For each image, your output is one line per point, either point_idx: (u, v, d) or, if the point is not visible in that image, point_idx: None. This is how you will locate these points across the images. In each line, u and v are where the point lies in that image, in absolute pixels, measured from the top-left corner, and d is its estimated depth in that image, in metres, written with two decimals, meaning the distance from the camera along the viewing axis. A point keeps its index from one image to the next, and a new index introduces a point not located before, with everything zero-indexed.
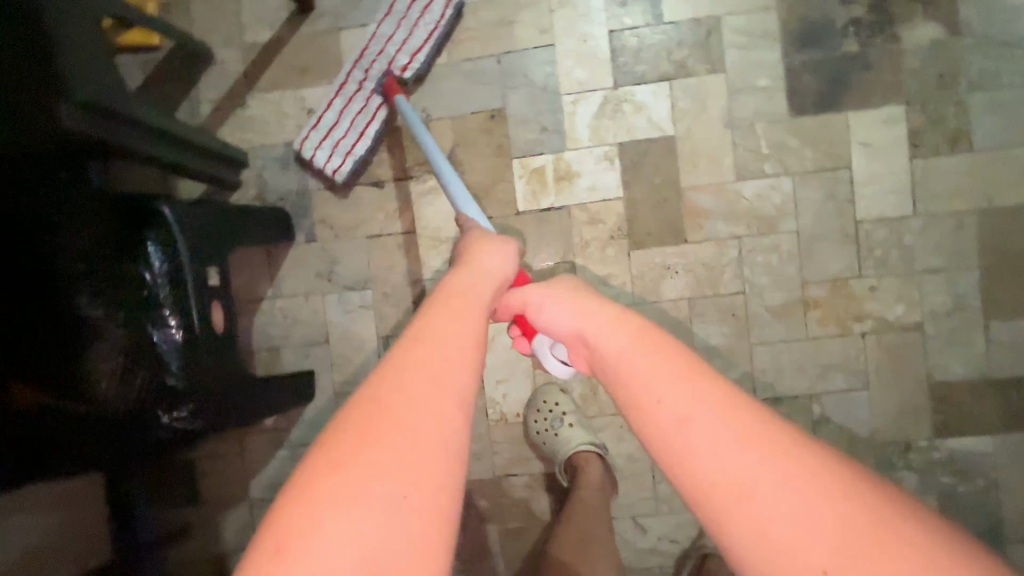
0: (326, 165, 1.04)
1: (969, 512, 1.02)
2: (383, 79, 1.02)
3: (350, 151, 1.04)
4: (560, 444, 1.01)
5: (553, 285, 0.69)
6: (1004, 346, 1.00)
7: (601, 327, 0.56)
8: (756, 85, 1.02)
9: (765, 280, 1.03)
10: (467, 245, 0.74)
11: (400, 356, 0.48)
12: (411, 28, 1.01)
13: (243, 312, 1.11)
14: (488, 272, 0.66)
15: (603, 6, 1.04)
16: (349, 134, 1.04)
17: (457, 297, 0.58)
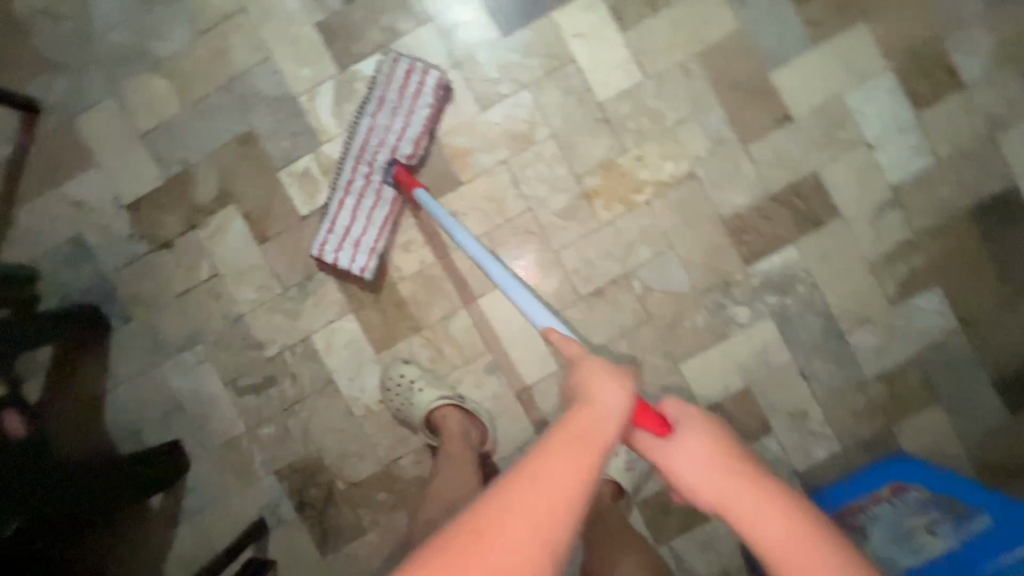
0: (353, 265, 1.04)
1: (806, 320, 1.08)
2: (392, 170, 1.01)
3: (372, 247, 1.04)
4: (415, 410, 1.04)
5: (696, 428, 0.56)
6: (770, 163, 1.06)
7: (767, 522, 0.48)
8: (461, 20, 1.07)
9: (543, 190, 1.08)
10: (584, 368, 0.57)
11: (497, 518, 0.44)
12: (406, 116, 1.02)
13: (90, 413, 1.11)
14: (609, 410, 0.52)
15: (301, 3, 1.08)
16: (369, 231, 1.04)
17: (576, 454, 0.47)
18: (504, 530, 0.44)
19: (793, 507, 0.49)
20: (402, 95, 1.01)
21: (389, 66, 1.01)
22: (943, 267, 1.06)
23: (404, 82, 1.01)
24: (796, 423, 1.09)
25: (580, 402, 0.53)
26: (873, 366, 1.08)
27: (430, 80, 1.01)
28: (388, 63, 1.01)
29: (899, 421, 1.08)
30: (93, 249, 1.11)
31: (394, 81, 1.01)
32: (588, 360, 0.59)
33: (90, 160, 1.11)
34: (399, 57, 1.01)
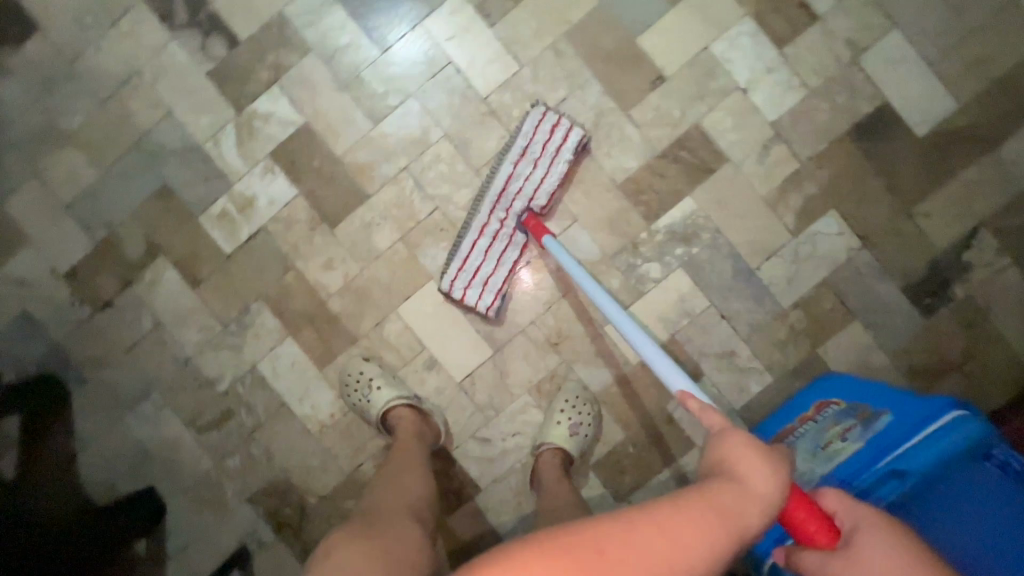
0: (478, 302, 1.10)
1: (716, 264, 1.13)
2: (523, 218, 1.06)
3: (499, 288, 1.10)
4: (370, 407, 1.10)
5: (874, 543, 0.57)
6: (653, 123, 1.12)
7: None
8: (341, 44, 1.13)
9: (447, 188, 1.14)
10: (732, 439, 0.56)
11: (621, 545, 0.46)
12: (547, 168, 1.06)
13: (65, 474, 1.18)
14: (761, 494, 0.52)
15: (189, 57, 1.14)
16: (497, 273, 1.09)
17: (713, 527, 0.48)
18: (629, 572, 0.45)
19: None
20: (543, 149, 1.06)
21: (536, 117, 1.05)
22: (832, 193, 1.12)
23: (545, 137, 1.05)
24: (727, 363, 1.14)
25: (728, 468, 0.53)
26: (788, 296, 1.13)
27: (572, 136, 1.05)
28: (533, 114, 1.04)
29: (823, 343, 1.13)
30: (40, 321, 1.18)
31: (536, 133, 1.05)
32: (738, 434, 0.56)
33: (20, 239, 1.17)
34: (545, 112, 1.05)
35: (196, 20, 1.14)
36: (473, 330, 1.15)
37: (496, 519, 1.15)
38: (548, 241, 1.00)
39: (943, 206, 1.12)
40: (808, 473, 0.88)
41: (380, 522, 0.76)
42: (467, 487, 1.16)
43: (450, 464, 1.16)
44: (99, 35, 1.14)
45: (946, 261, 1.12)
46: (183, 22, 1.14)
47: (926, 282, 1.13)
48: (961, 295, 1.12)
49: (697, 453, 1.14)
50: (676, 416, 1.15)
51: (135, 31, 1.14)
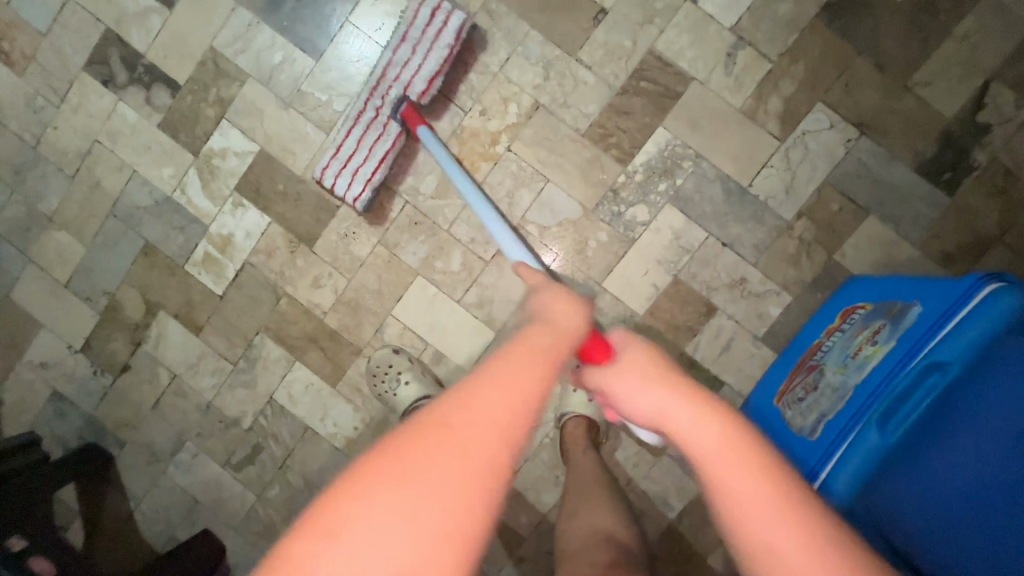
0: (348, 193, 1.04)
1: (705, 191, 1.06)
2: (401, 107, 1.01)
3: (369, 179, 1.03)
4: (399, 401, 1.09)
5: (634, 346, 0.58)
6: (604, 61, 1.06)
7: (671, 408, 0.48)
8: (276, 63, 1.12)
9: (411, 180, 1.11)
10: (547, 297, 0.61)
11: (462, 402, 0.43)
12: (427, 53, 0.99)
13: (128, 533, 1.24)
14: (567, 327, 0.55)
15: (138, 113, 1.16)
16: (369, 162, 1.03)
17: (532, 362, 0.47)
18: (468, 425, 0.42)
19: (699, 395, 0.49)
20: (425, 32, 0.98)
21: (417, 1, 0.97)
22: (815, 85, 1.03)
23: (425, 20, 0.98)
24: (740, 292, 1.07)
25: (541, 316, 0.56)
26: (790, 207, 1.05)
27: (455, 20, 0.97)
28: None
29: (839, 248, 1.05)
30: (71, 398, 1.23)
31: (416, 16, 0.97)
32: (553, 291, 0.63)
33: (34, 325, 1.22)
34: None
35: (136, 76, 1.15)
36: (471, 316, 1.13)
37: (536, 497, 1.14)
38: (422, 131, 0.98)
39: (943, 69, 1.01)
40: (841, 387, 0.81)
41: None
42: None
43: None
44: (53, 115, 1.17)
45: (959, 128, 1.02)
46: (124, 81, 1.15)
47: (941, 156, 1.02)
48: (985, 161, 1.01)
49: (727, 390, 1.08)
50: (699, 359, 1.09)
51: (83, 101, 1.16)
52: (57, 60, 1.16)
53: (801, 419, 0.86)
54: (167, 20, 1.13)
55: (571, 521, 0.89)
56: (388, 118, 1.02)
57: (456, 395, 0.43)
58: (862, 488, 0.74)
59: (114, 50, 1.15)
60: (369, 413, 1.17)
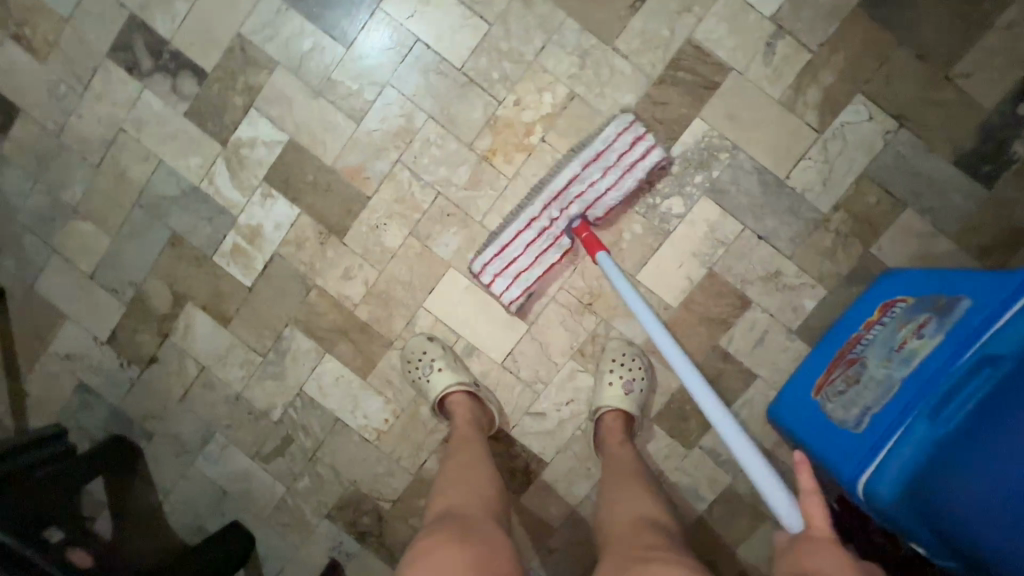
0: (503, 294, 1.05)
1: (741, 183, 1.05)
2: (576, 224, 1.01)
3: (527, 284, 1.05)
4: (430, 388, 1.09)
5: None
6: (641, 50, 1.04)
7: None
8: (305, 50, 1.10)
9: (444, 170, 1.10)
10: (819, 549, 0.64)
11: None
12: (613, 177, 0.99)
13: (156, 523, 1.24)
14: None
15: (164, 101, 1.14)
16: (531, 270, 1.04)
17: None
18: None
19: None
20: (614, 156, 0.99)
21: (619, 125, 0.99)
22: (853, 76, 1.02)
23: (624, 149, 0.99)
24: (775, 284, 1.07)
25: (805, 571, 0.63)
26: (827, 200, 1.04)
27: (653, 155, 0.98)
28: (616, 121, 0.98)
29: (875, 240, 1.04)
30: (98, 390, 1.22)
31: (615, 142, 0.98)
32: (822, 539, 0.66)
33: (59, 316, 1.21)
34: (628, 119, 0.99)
35: (161, 62, 1.13)
36: (503, 309, 1.12)
37: (568, 488, 1.15)
38: (601, 257, 0.96)
39: (984, 61, 1.00)
40: (886, 380, 0.82)
41: (460, 526, 0.76)
42: (533, 465, 1.15)
43: (511, 446, 1.15)
44: (76, 102, 1.15)
45: (998, 120, 1.01)
46: (149, 68, 1.13)
47: (980, 149, 1.02)
48: None
49: (760, 383, 1.09)
50: (732, 352, 1.09)
51: (107, 88, 1.14)
52: (79, 46, 1.13)
53: (843, 412, 0.86)
54: (193, 6, 1.11)
55: (609, 509, 0.88)
56: (561, 232, 1.02)
57: None
58: (913, 480, 0.74)
59: (138, 36, 1.12)
60: (400, 405, 1.17)
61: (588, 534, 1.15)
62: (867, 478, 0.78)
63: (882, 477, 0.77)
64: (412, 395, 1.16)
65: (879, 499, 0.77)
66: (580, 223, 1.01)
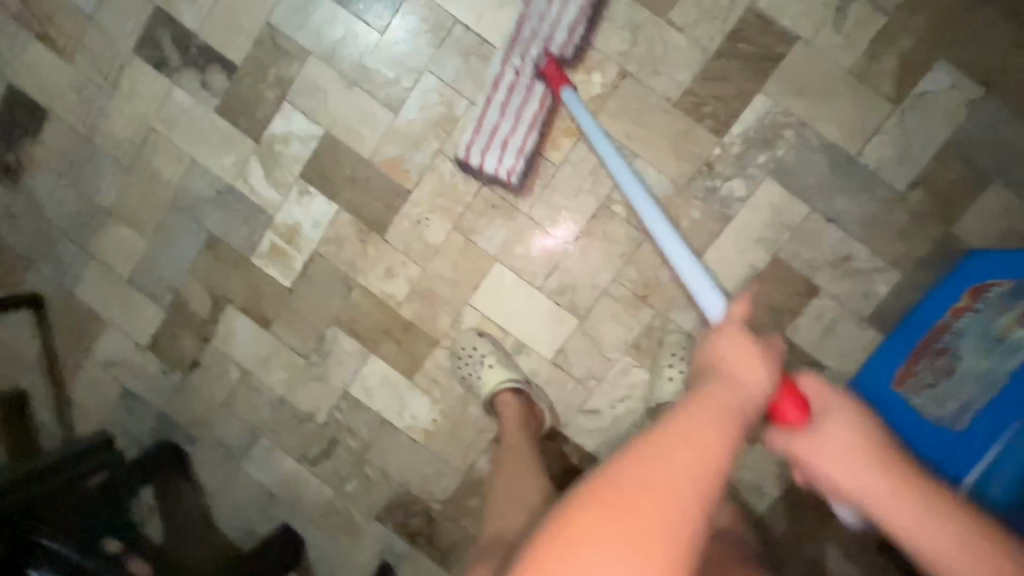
0: (500, 168, 1.02)
1: (808, 162, 0.98)
2: (541, 64, 0.98)
3: (518, 148, 1.01)
4: (481, 385, 1.05)
5: (841, 419, 0.57)
6: (698, 22, 0.97)
7: (879, 491, 0.53)
8: (338, 37, 1.04)
9: (488, 160, 1.04)
10: (721, 340, 0.59)
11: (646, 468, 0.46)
12: (561, 6, 0.97)
13: (205, 528, 1.23)
14: (747, 383, 0.54)
15: (194, 98, 1.09)
16: (517, 130, 1.01)
17: (717, 424, 0.49)
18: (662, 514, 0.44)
19: (889, 468, 0.54)
20: None
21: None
22: (934, 40, 0.93)
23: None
24: (845, 270, 1.00)
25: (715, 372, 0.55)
26: (903, 177, 0.97)
27: None
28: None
29: (957, 219, 0.97)
30: (141, 395, 1.21)
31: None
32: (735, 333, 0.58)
33: (99, 322, 1.19)
34: None
35: (189, 57, 1.08)
36: (553, 303, 1.07)
37: None
38: (565, 93, 0.93)
39: None
40: (988, 373, 0.76)
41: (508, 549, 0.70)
42: (588, 464, 1.11)
43: (564, 445, 1.11)
44: (105, 103, 1.11)
45: None
46: (177, 63, 1.09)
47: None
48: None
49: (829, 374, 1.02)
50: (798, 343, 1.02)
51: (135, 87, 1.10)
52: (105, 44, 1.09)
53: (935, 408, 0.81)
54: None
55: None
56: (532, 81, 0.99)
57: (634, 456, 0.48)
58: None
59: (165, 30, 1.08)
60: (447, 405, 1.13)
61: None
62: (976, 478, 0.73)
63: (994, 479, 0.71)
64: (460, 394, 1.13)
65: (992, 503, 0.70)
66: (545, 61, 0.98)
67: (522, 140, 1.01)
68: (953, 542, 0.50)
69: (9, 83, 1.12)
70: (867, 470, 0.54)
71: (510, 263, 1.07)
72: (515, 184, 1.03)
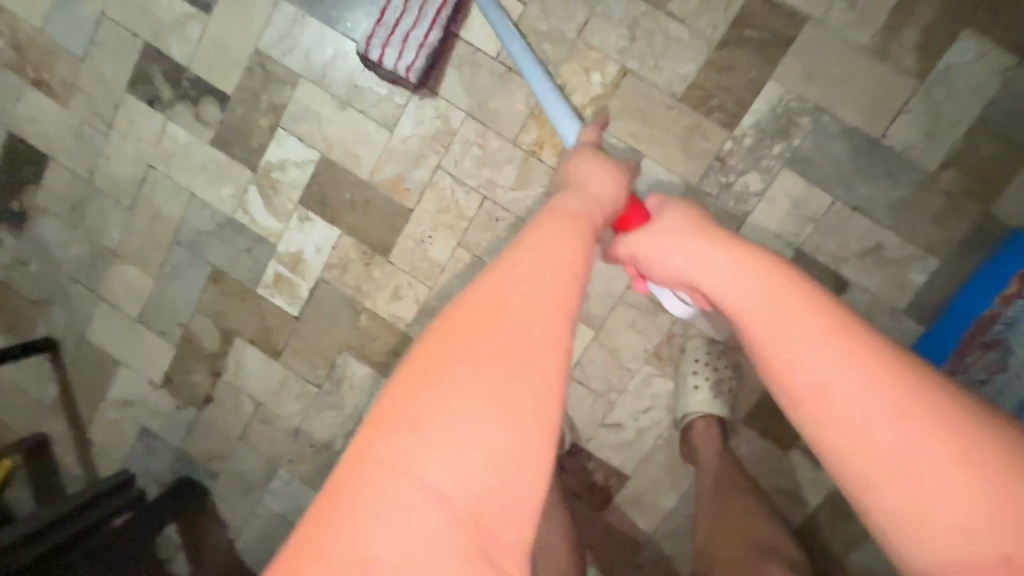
0: (399, 63, 0.93)
1: (827, 149, 0.92)
2: None
3: (422, 46, 0.93)
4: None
5: (672, 216, 0.62)
6: (699, 11, 0.92)
7: (709, 257, 0.53)
8: (327, 58, 1.02)
9: (489, 172, 1.01)
10: (582, 161, 0.70)
11: (503, 283, 0.44)
12: None
13: (231, 564, 1.22)
14: (599, 196, 0.63)
15: (189, 132, 1.08)
16: (422, 27, 0.93)
17: (569, 231, 0.51)
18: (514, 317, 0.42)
19: (720, 242, 0.54)
20: None
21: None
22: (958, 8, 0.87)
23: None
24: (876, 261, 0.94)
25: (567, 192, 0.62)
26: (933, 157, 0.90)
27: None
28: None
29: (997, 198, 0.90)
30: (159, 433, 1.20)
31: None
32: (590, 158, 0.70)
33: (113, 364, 1.19)
34: None
35: (181, 91, 1.07)
36: None
37: (653, 501, 1.06)
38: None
39: None
40: None
41: None
42: (614, 478, 1.07)
43: (588, 461, 1.07)
44: (102, 143, 1.11)
45: None
46: (170, 98, 1.08)
47: None
48: None
49: None
50: None
51: (131, 125, 1.10)
52: (99, 85, 1.09)
53: (988, 406, 0.78)
54: (207, 27, 1.04)
55: (706, 529, 0.82)
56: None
57: (495, 273, 0.45)
58: None
59: (155, 66, 1.07)
60: None
61: (681, 550, 1.07)
62: None
63: None
64: None
65: None
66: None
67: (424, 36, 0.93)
68: (771, 286, 0.47)
69: (9, 132, 1.13)
70: (701, 248, 0.55)
71: None
72: (415, 83, 0.95)
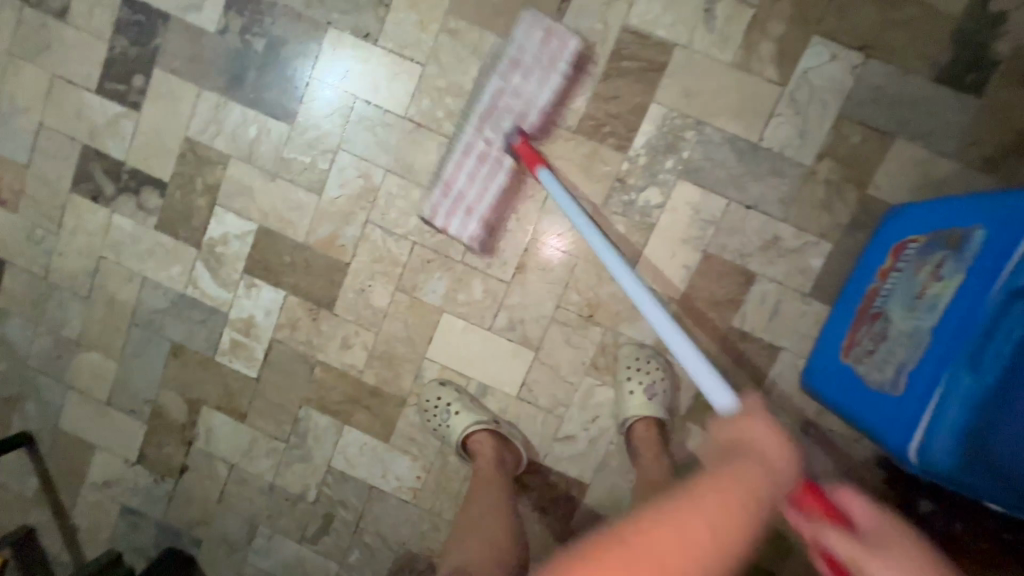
0: (463, 233, 1.00)
1: (715, 157, 1.01)
2: (514, 140, 0.96)
3: (482, 216, 0.99)
4: (451, 433, 1.06)
5: (877, 512, 0.54)
6: (579, 51, 1.01)
7: None
8: (252, 136, 1.10)
9: (414, 219, 1.08)
10: (748, 423, 0.61)
11: (657, 548, 0.45)
12: (547, 84, 0.95)
13: None
14: (780, 473, 0.55)
15: (133, 220, 1.15)
16: (483, 199, 0.99)
17: (737, 506, 0.49)
18: None
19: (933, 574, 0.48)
20: (529, 56, 0.95)
21: (530, 24, 0.94)
22: (806, 18, 0.96)
23: (540, 47, 0.95)
24: (776, 251, 1.01)
25: (745, 454, 0.56)
26: (809, 151, 0.99)
27: (570, 45, 0.94)
28: (524, 22, 0.94)
29: (870, 181, 0.98)
30: (141, 509, 1.24)
31: (529, 43, 0.94)
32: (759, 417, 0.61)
33: (89, 447, 1.23)
34: (546, 21, 0.95)
35: (122, 184, 1.15)
36: (506, 340, 1.10)
37: (615, 505, 1.11)
38: (541, 174, 0.91)
39: None
40: (915, 332, 0.75)
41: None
42: (575, 489, 1.12)
43: (548, 476, 1.12)
44: (54, 241, 1.18)
45: (972, 24, 0.94)
46: (113, 192, 1.15)
47: (958, 58, 0.95)
48: (1010, 52, 0.94)
49: (786, 355, 1.03)
50: (749, 331, 1.03)
51: (79, 221, 1.17)
52: (45, 187, 1.16)
53: (878, 374, 0.80)
54: (139, 122, 1.12)
55: None
56: (494, 149, 0.97)
57: (651, 525, 0.47)
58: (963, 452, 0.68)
59: (96, 164, 1.14)
60: (428, 460, 1.15)
61: None
62: (917, 445, 0.70)
63: (925, 453, 0.69)
64: (438, 446, 1.15)
65: (934, 466, 0.69)
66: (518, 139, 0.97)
67: (487, 209, 1.00)
68: None
69: None
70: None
71: (457, 311, 1.10)
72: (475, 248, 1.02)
